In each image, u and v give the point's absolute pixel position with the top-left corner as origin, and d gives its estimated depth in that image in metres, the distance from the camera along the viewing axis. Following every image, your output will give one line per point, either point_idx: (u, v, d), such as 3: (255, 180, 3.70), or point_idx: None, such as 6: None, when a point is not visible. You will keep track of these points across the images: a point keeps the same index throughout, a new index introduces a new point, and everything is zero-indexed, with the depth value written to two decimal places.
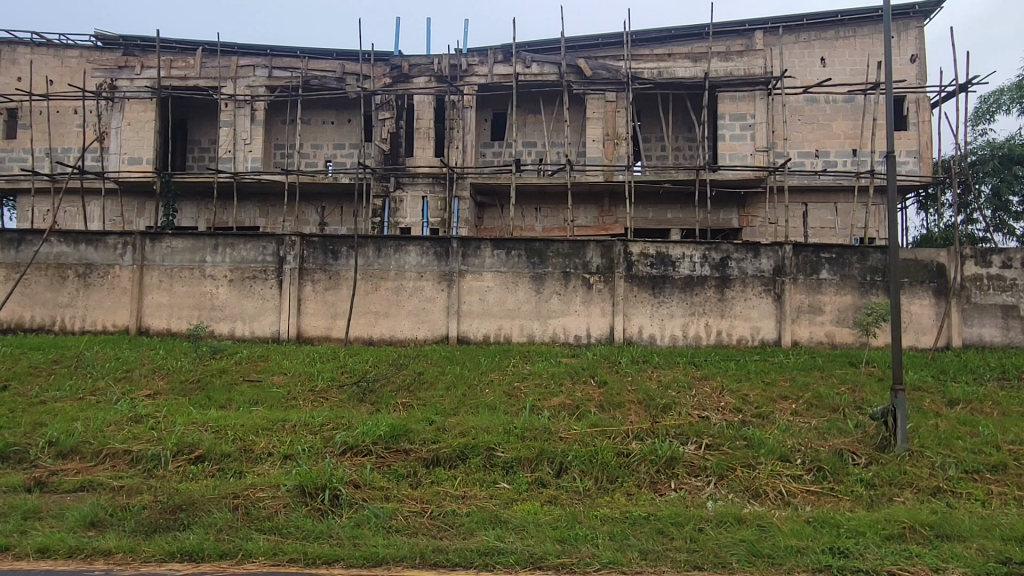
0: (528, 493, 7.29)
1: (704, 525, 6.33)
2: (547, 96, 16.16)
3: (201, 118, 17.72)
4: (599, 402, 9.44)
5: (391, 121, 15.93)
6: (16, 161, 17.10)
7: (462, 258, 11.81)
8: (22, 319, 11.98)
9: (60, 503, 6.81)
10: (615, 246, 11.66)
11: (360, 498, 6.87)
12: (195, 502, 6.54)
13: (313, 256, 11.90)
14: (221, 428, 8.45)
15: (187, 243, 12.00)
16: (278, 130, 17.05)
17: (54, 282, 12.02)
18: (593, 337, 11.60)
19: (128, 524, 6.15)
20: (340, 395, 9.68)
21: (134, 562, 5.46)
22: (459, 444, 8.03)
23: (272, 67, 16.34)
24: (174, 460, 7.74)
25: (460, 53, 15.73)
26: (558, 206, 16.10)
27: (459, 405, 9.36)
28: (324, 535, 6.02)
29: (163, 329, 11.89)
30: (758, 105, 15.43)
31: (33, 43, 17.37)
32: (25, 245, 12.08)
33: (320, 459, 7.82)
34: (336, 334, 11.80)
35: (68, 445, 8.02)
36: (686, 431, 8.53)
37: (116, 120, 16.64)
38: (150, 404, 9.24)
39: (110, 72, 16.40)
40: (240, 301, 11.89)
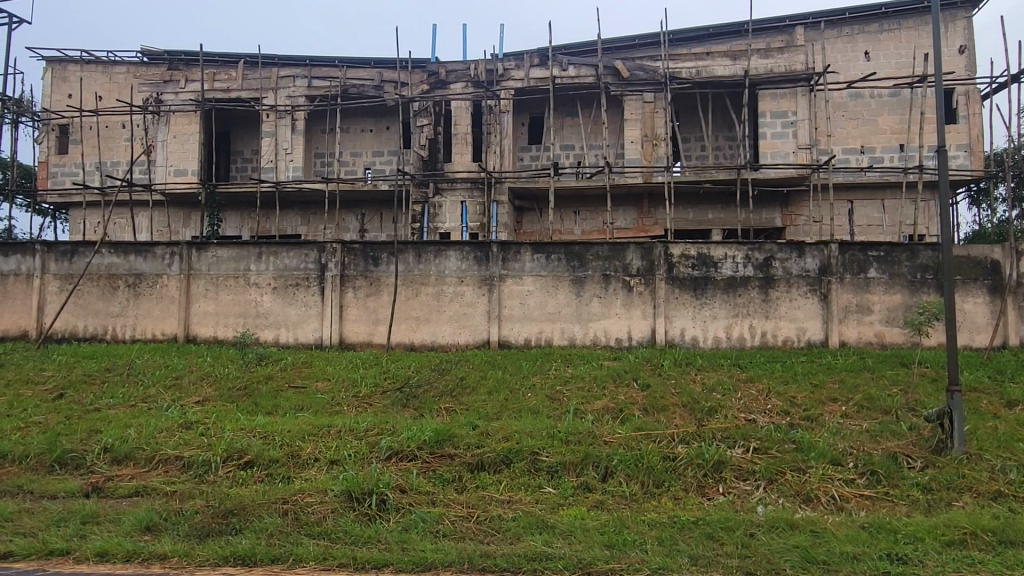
0: (574, 498, 7.24)
1: (755, 530, 6.22)
2: (584, 98, 16.08)
3: (243, 130, 18.07)
4: (643, 406, 9.33)
5: (428, 127, 16.02)
6: (68, 175, 17.64)
7: (502, 262, 11.81)
8: (75, 329, 12.31)
9: (117, 507, 6.97)
10: (655, 247, 11.55)
11: (407, 502, 6.92)
12: (246, 507, 6.67)
13: (354, 263, 12.03)
14: (269, 434, 8.56)
15: (232, 252, 12.23)
16: (319, 139, 17.30)
17: (105, 292, 12.34)
18: (635, 339, 11.49)
19: (182, 528, 6.27)
20: (384, 400, 9.76)
21: (189, 566, 5.54)
22: (503, 448, 8.02)
23: (312, 77, 16.63)
24: (224, 465, 7.89)
25: (497, 58, 15.76)
26: (596, 209, 16.02)
27: (502, 409, 9.35)
28: (372, 539, 6.06)
29: (209, 336, 12.12)
30: (801, 102, 15.17)
31: (83, 61, 17.90)
32: (77, 256, 12.44)
33: (366, 464, 7.88)
34: (378, 340, 11.89)
35: (122, 451, 8.20)
36: (733, 434, 8.39)
37: (162, 133, 17.07)
38: (200, 411, 9.42)
39: (155, 86, 16.82)
40: (284, 308, 12.07)
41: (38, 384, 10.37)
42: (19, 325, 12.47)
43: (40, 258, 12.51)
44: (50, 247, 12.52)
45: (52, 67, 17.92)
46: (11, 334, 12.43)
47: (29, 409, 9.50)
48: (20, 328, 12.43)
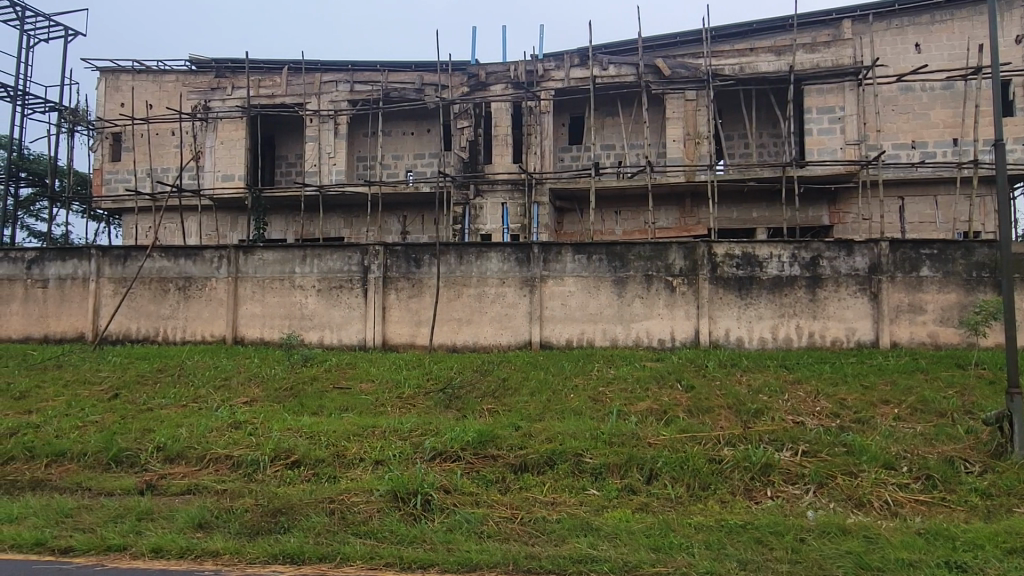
0: (619, 500, 7.17)
1: (806, 535, 6.08)
2: (625, 97, 16.02)
3: (288, 135, 18.40)
4: (687, 407, 9.21)
5: (469, 129, 16.10)
6: (121, 182, 18.18)
7: (543, 263, 11.80)
8: (128, 331, 12.67)
9: (171, 505, 7.15)
10: (698, 247, 11.41)
11: (452, 503, 6.95)
12: (294, 506, 6.79)
13: (396, 265, 12.14)
14: (315, 434, 8.69)
15: (278, 255, 12.45)
16: (361, 143, 17.51)
17: (157, 295, 12.68)
18: (678, 340, 11.36)
19: (233, 527, 6.39)
20: (426, 401, 9.82)
21: (240, 563, 5.64)
22: (547, 450, 8.00)
23: (354, 81, 16.84)
24: (272, 464, 8.03)
25: (537, 59, 15.76)
26: (638, 209, 15.89)
27: (544, 411, 9.33)
28: (418, 539, 6.09)
29: (256, 338, 12.35)
30: (848, 97, 14.83)
31: (134, 71, 18.42)
32: (130, 260, 12.80)
33: (411, 464, 7.93)
34: (420, 341, 11.98)
35: (175, 449, 8.41)
36: (781, 437, 8.24)
37: (210, 139, 17.48)
38: (248, 411, 9.61)
39: (203, 93, 17.24)
40: (328, 310, 12.24)
41: (95, 385, 10.71)
42: (76, 327, 12.86)
43: (95, 262, 12.89)
44: (104, 251, 12.91)
45: (106, 78, 18.49)
46: (68, 336, 12.83)
47: (86, 408, 9.81)
48: (76, 330, 12.83)
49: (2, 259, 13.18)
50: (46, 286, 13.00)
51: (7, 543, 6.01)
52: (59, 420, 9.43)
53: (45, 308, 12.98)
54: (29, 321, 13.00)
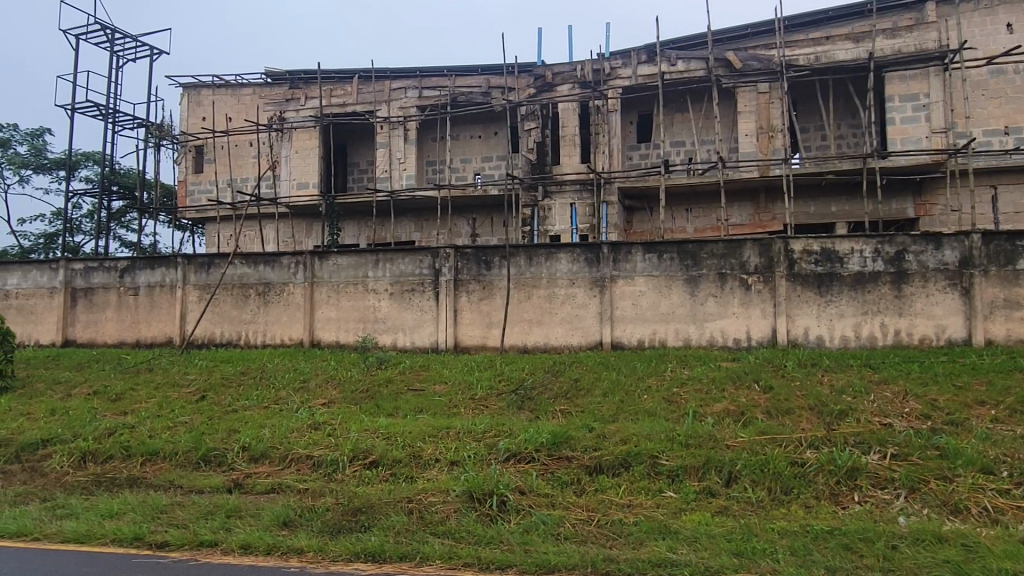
0: (697, 503, 7.02)
1: (898, 542, 5.81)
2: (694, 92, 15.73)
3: (359, 142, 18.83)
4: (766, 408, 8.96)
5: (536, 130, 16.15)
6: (203, 192, 18.98)
7: (613, 263, 11.69)
8: (213, 335, 13.20)
9: (257, 502, 7.39)
10: (774, 244, 11.09)
11: (527, 504, 6.95)
12: (373, 506, 6.93)
13: (467, 267, 12.25)
14: (392, 434, 8.85)
15: (352, 260, 12.73)
16: (430, 148, 17.76)
17: (239, 300, 13.17)
18: (755, 340, 11.05)
19: (316, 525, 6.55)
20: (499, 402, 9.86)
21: (323, 560, 5.77)
22: (622, 451, 7.91)
23: (422, 87, 17.11)
24: (351, 464, 8.22)
25: (603, 57, 15.66)
26: (710, 206, 15.57)
27: (618, 412, 9.23)
28: (495, 540, 6.12)
29: (332, 341, 12.67)
30: (933, 83, 14.16)
31: (214, 86, 19.18)
32: (214, 267, 13.33)
33: (486, 465, 7.98)
34: (491, 343, 12.04)
35: (259, 449, 8.71)
36: (867, 439, 7.91)
37: (285, 149, 18.08)
38: (326, 412, 9.87)
39: (279, 105, 17.92)
40: (401, 313, 12.45)
41: (183, 387, 11.20)
42: (165, 332, 13.46)
43: (182, 269, 13.48)
44: (189, 259, 13.48)
45: (188, 93, 19.32)
46: (158, 341, 13.44)
47: (176, 409, 10.28)
48: (165, 335, 13.44)
49: (97, 268, 13.91)
50: (137, 293, 13.67)
51: (109, 537, 6.34)
52: (152, 420, 9.90)
53: (137, 314, 13.64)
54: (122, 327, 13.67)
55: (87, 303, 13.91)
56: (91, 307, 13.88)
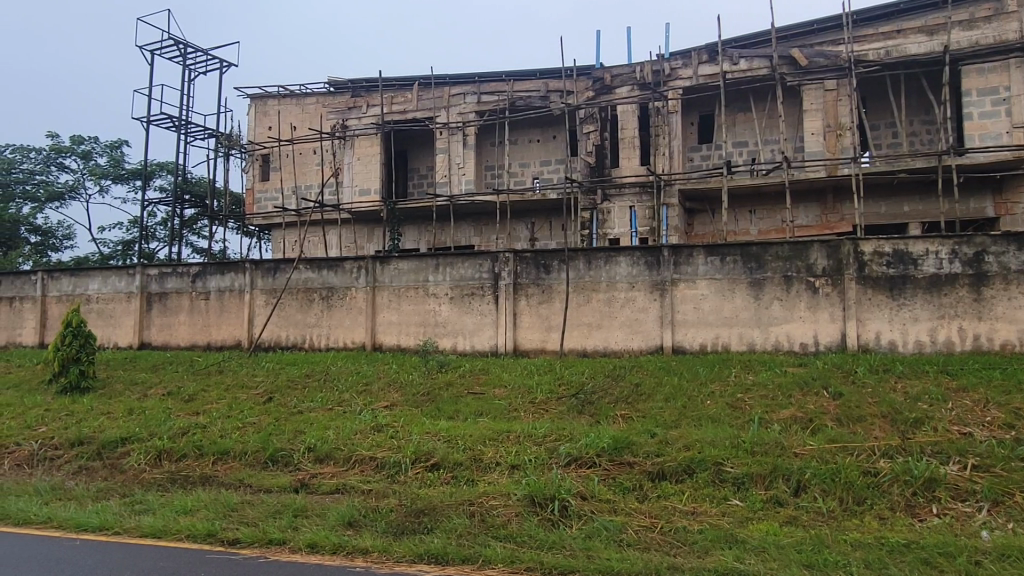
0: (764, 512, 6.82)
1: (982, 558, 5.52)
2: (757, 91, 15.39)
3: (419, 148, 19.10)
4: (836, 416, 8.67)
5: (595, 133, 16.07)
6: (270, 200, 19.56)
7: (674, 266, 11.52)
8: (279, 338, 13.55)
9: (322, 502, 7.55)
10: (843, 245, 10.74)
11: (589, 509, 6.89)
12: (435, 508, 6.99)
13: (526, 271, 12.27)
14: (453, 438, 8.91)
15: (412, 265, 12.91)
16: (489, 152, 17.87)
17: (303, 304, 13.49)
18: (823, 344, 10.71)
19: (381, 525, 6.65)
20: (559, 406, 9.82)
21: (388, 561, 5.84)
22: (685, 458, 7.77)
23: (481, 92, 17.24)
24: (413, 466, 8.30)
25: (663, 58, 15.48)
26: (774, 207, 15.21)
27: (680, 417, 9.08)
28: (557, 545, 6.08)
29: (394, 345, 12.85)
30: (1014, 76, 13.50)
31: (279, 96, 19.72)
32: (280, 272, 13.69)
33: (547, 469, 7.96)
34: (551, 347, 12.01)
35: (324, 450, 8.88)
36: (946, 449, 7.57)
37: (348, 156, 18.52)
38: (389, 414, 10.02)
39: (341, 113, 18.53)
40: (461, 317, 12.54)
41: (251, 389, 11.52)
42: (234, 335, 13.89)
43: (250, 275, 13.89)
44: (257, 265, 13.88)
45: (255, 104, 19.93)
46: (227, 343, 13.88)
47: (246, 410, 10.59)
48: (233, 338, 13.87)
49: (171, 273, 14.47)
50: (208, 298, 14.16)
51: (184, 533, 6.57)
52: (223, 421, 10.22)
53: (208, 318, 14.12)
54: (194, 330, 14.18)
55: (162, 307, 14.47)
56: (165, 311, 14.44)
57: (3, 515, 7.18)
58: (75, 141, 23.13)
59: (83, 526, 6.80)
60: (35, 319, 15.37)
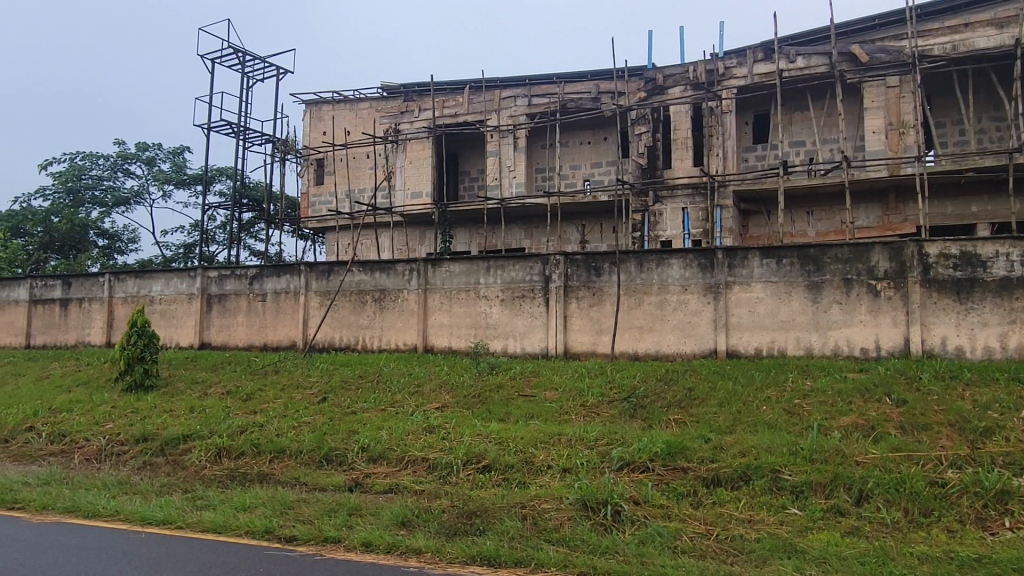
0: (825, 522, 6.61)
1: None
2: (815, 89, 15.02)
3: (470, 152, 19.21)
4: (899, 423, 8.38)
5: (647, 134, 15.91)
6: (324, 204, 19.93)
7: (728, 269, 11.31)
8: (333, 340, 13.78)
9: (376, 502, 7.62)
10: (907, 247, 10.39)
11: (642, 515, 6.80)
12: (487, 510, 6.99)
13: (577, 274, 12.21)
14: (504, 440, 8.90)
15: (464, 267, 12.98)
16: (540, 155, 17.86)
17: (356, 306, 13.70)
18: (884, 350, 10.37)
19: (434, 525, 6.69)
20: (611, 410, 9.74)
21: (442, 562, 5.86)
22: (741, 464, 7.61)
23: (532, 95, 17.27)
24: (465, 468, 8.33)
25: (717, 57, 15.24)
26: (833, 208, 14.81)
27: (735, 422, 8.89)
28: (611, 550, 6.01)
29: (445, 347, 12.93)
30: None
31: (333, 101, 20.07)
32: (334, 274, 13.92)
33: (600, 473, 7.88)
34: (601, 350, 11.91)
35: (377, 450, 8.99)
36: (1019, 460, 7.24)
37: (400, 160, 18.76)
38: (440, 416, 10.07)
39: (394, 117, 18.74)
40: (512, 319, 12.54)
41: (306, 389, 11.74)
42: (289, 336, 14.18)
43: (305, 277, 14.17)
44: (312, 267, 14.14)
45: (310, 109, 20.33)
46: (283, 344, 14.18)
47: (301, 409, 10.80)
48: (289, 339, 14.16)
49: (230, 275, 14.85)
50: (264, 300, 14.49)
51: (243, 529, 6.71)
52: (278, 420, 10.43)
53: (265, 319, 14.45)
54: (251, 331, 14.53)
55: (221, 308, 14.87)
56: (225, 312, 14.82)
57: (74, 507, 7.47)
58: (140, 148, 23.98)
59: (148, 519, 7.03)
60: (102, 320, 15.92)
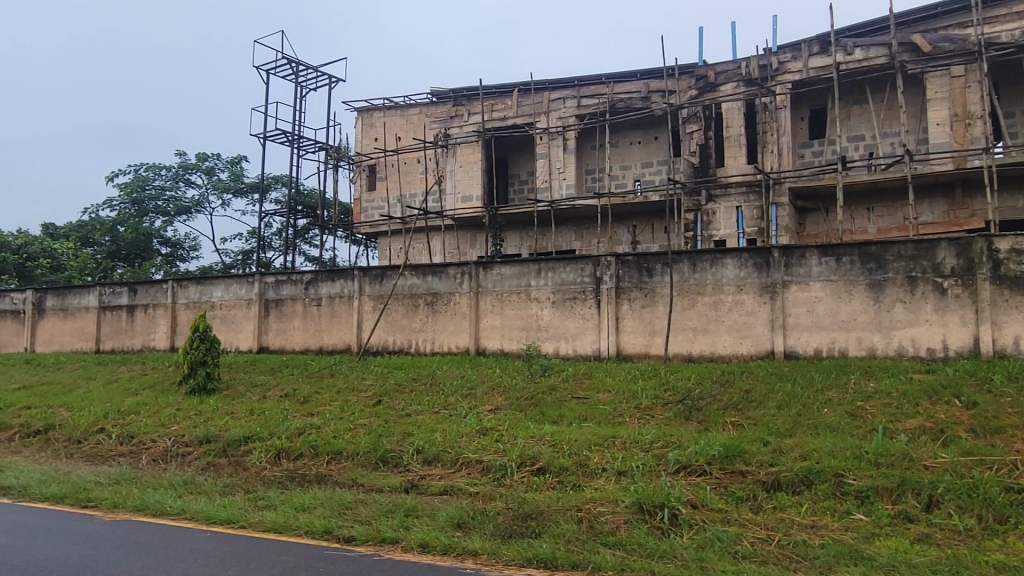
0: (893, 528, 6.37)
1: None
2: (875, 82, 14.58)
3: (520, 154, 19.25)
4: (971, 426, 8.04)
5: (699, 132, 15.69)
6: (376, 209, 20.24)
7: (785, 268, 11.06)
8: (386, 343, 13.95)
9: (432, 503, 7.68)
10: (975, 243, 9.98)
11: (700, 519, 6.67)
12: (543, 512, 6.96)
13: (628, 275, 12.09)
14: (558, 442, 8.87)
15: (515, 270, 13.00)
16: (589, 156, 17.77)
17: (409, 310, 13.85)
18: (952, 350, 9.96)
19: (489, 528, 6.69)
20: (666, 412, 9.60)
21: (498, 564, 5.86)
22: (802, 468, 7.41)
23: (581, 96, 17.21)
24: (519, 470, 8.32)
25: (771, 52, 14.93)
26: (895, 204, 14.34)
27: (795, 425, 8.66)
28: (669, 554, 5.92)
29: (497, 349, 12.97)
30: None
31: (384, 108, 20.34)
32: (387, 279, 14.10)
33: (656, 477, 7.78)
34: (655, 351, 11.76)
35: (432, 452, 9.05)
36: None
37: (450, 164, 18.91)
38: (494, 418, 10.08)
39: (444, 122, 18.93)
40: (563, 321, 12.50)
41: (361, 391, 11.93)
42: (344, 340, 14.42)
43: (358, 281, 14.39)
44: (365, 272, 14.36)
45: (362, 117, 20.65)
46: (338, 348, 14.42)
47: (357, 412, 10.95)
48: (344, 343, 14.39)
49: (286, 281, 15.18)
50: (320, 304, 14.77)
51: (303, 529, 6.84)
52: (335, 422, 10.61)
53: (320, 324, 14.73)
54: (308, 335, 14.83)
55: (278, 313, 15.20)
56: (282, 317, 15.16)
57: (143, 505, 7.73)
58: (200, 158, 24.76)
59: (213, 518, 7.23)
60: (166, 325, 16.47)
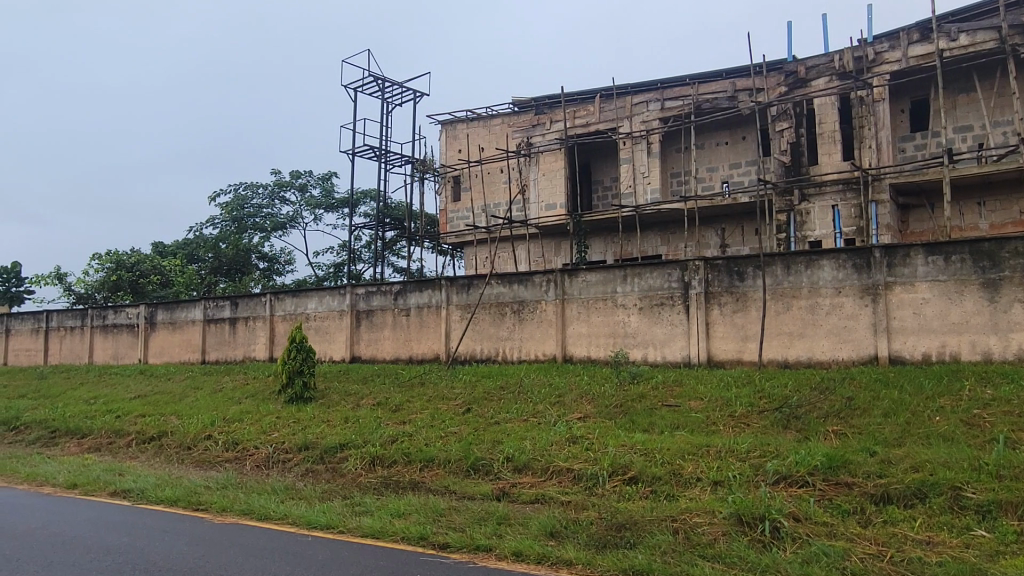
0: (1020, 545, 5.88)
1: None
2: (983, 69, 13.70)
3: (603, 160, 19.14)
4: None
5: (790, 130, 15.18)
6: (461, 219, 20.55)
7: (887, 269, 10.51)
8: (474, 352, 14.07)
9: (524, 511, 7.67)
10: None
11: (804, 532, 6.38)
12: (636, 523, 6.84)
13: (718, 279, 11.78)
14: (650, 451, 8.70)
15: (600, 277, 12.90)
16: (675, 159, 17.50)
17: (495, 318, 13.94)
18: None
19: (583, 538, 6.61)
20: (762, 420, 9.26)
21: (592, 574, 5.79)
22: (914, 480, 6.99)
23: (664, 99, 16.97)
24: (610, 479, 8.21)
25: (866, 43, 14.30)
26: (1009, 198, 13.44)
27: (904, 435, 8.17)
28: (772, 568, 5.67)
29: (584, 356, 12.87)
30: None
31: (467, 120, 20.64)
32: (473, 288, 14.25)
33: (754, 487, 7.51)
34: (748, 357, 11.39)
35: (522, 461, 9.07)
36: None
37: (533, 173, 19.03)
38: (583, 426, 10.00)
39: (526, 131, 19.05)
40: (651, 327, 12.29)
41: (451, 400, 12.07)
42: (433, 349, 14.67)
43: (445, 291, 14.63)
44: (452, 281, 14.58)
45: (445, 129, 21.02)
46: (428, 357, 14.69)
47: (447, 420, 11.10)
48: (433, 352, 14.64)
49: (376, 292, 15.58)
50: (408, 314, 15.11)
51: (399, 535, 6.97)
52: (426, 430, 10.77)
53: (410, 333, 15.05)
54: (398, 344, 15.17)
55: (369, 323, 15.61)
56: (372, 327, 15.56)
57: (248, 509, 8.07)
58: (293, 175, 25.84)
59: (313, 523, 7.45)
60: (265, 336, 17.21)
